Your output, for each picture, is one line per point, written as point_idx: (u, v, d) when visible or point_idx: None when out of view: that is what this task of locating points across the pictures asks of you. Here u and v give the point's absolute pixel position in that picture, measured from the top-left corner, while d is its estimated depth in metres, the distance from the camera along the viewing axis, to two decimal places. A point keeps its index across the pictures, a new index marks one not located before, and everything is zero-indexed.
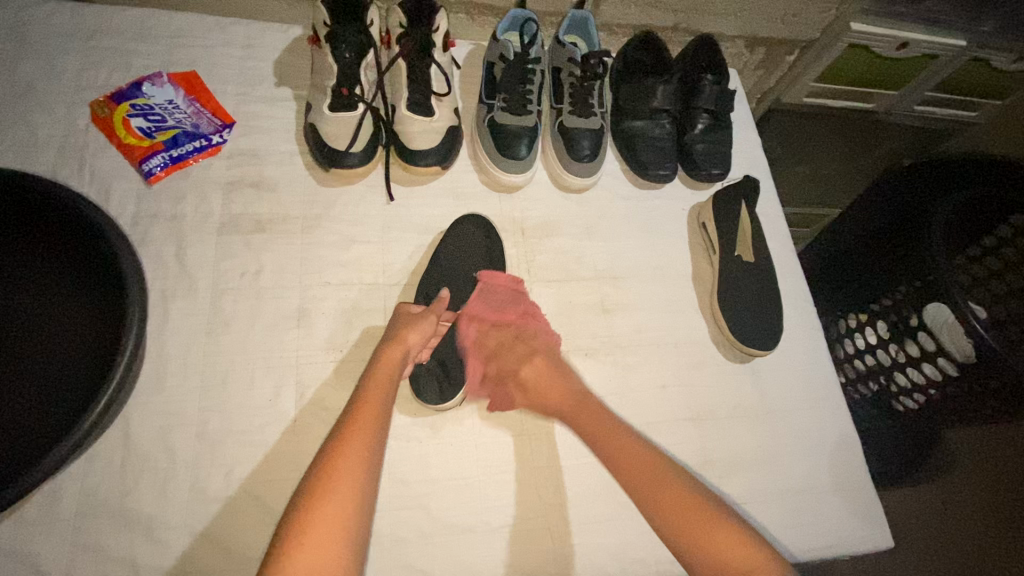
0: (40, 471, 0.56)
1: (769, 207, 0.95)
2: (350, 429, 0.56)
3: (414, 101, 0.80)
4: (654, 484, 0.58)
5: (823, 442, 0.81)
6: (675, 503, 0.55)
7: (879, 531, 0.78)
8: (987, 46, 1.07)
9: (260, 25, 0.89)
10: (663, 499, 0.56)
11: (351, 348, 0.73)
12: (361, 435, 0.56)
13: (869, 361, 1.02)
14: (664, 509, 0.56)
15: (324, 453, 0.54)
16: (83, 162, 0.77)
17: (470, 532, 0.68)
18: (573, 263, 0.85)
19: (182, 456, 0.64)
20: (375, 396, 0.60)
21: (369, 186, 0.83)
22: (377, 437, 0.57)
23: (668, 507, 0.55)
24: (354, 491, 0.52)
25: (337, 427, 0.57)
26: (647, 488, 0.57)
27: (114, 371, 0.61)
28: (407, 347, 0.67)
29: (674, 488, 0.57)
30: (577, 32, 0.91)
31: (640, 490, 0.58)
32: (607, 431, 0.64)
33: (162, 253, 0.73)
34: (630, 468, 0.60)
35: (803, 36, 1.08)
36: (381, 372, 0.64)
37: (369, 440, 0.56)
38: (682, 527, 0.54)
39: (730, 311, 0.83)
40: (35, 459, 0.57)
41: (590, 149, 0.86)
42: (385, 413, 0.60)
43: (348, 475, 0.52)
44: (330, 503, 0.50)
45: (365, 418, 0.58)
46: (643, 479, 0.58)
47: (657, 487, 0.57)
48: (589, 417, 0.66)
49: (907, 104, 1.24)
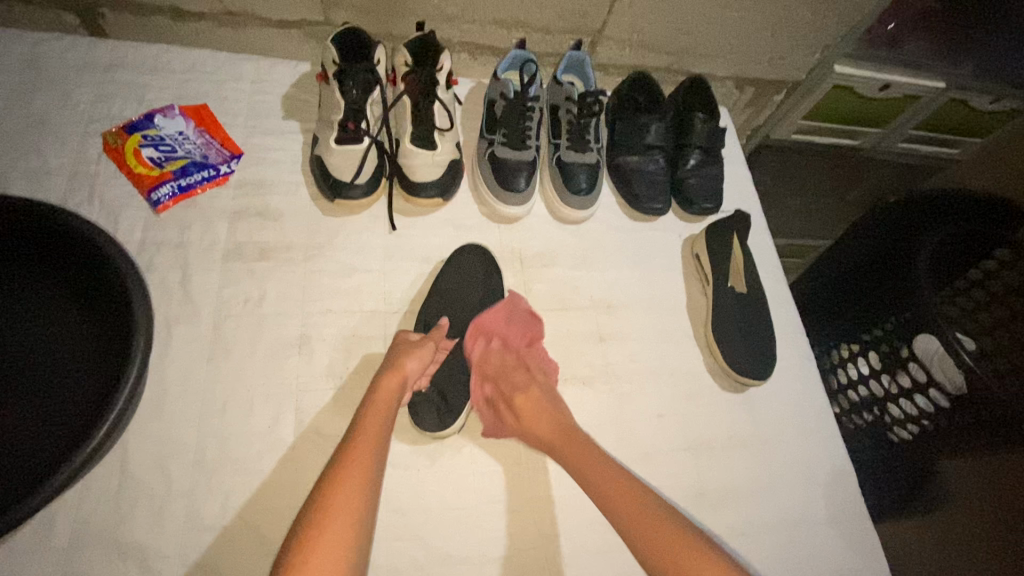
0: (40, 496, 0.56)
1: (761, 239, 0.97)
2: (352, 447, 0.58)
3: (418, 136, 0.83)
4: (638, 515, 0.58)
5: (818, 472, 0.82)
6: (654, 534, 0.56)
7: (876, 562, 0.78)
8: (967, 89, 1.12)
9: (270, 62, 0.93)
10: (634, 520, 0.57)
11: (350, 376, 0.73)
12: (364, 455, 0.58)
13: (864, 391, 1.04)
14: (648, 544, 0.55)
15: (322, 481, 0.55)
16: (93, 190, 0.79)
17: (467, 563, 0.67)
18: (570, 292, 0.87)
19: (179, 483, 0.64)
20: (375, 417, 0.62)
21: (373, 216, 0.85)
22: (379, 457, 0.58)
23: (650, 534, 0.56)
24: (357, 506, 0.53)
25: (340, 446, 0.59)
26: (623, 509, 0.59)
27: (118, 395, 0.61)
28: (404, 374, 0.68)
29: (646, 509, 0.58)
30: (574, 73, 0.95)
31: (626, 522, 0.58)
32: (587, 457, 0.64)
33: (166, 280, 0.75)
34: (607, 495, 0.60)
35: (789, 77, 1.14)
36: (382, 392, 0.65)
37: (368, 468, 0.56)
38: (669, 558, 0.54)
39: (724, 341, 0.85)
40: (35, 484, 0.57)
41: (588, 183, 0.90)
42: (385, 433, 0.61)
43: (351, 492, 0.54)
44: (334, 519, 0.51)
45: (366, 439, 0.59)
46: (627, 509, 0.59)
47: (628, 504, 0.59)
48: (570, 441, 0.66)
49: (891, 142, 1.30)
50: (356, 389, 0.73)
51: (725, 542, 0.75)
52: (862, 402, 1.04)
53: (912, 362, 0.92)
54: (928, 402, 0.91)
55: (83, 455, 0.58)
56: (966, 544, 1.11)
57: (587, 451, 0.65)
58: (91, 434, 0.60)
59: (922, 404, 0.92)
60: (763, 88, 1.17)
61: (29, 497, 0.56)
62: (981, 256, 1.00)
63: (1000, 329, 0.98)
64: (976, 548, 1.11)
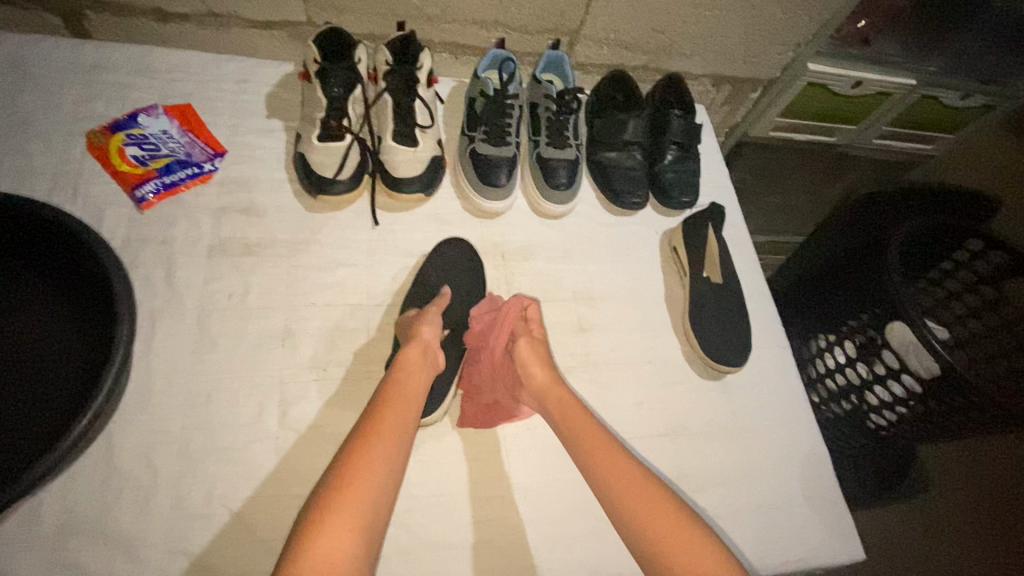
0: (26, 482, 0.56)
1: (737, 232, 1.00)
2: (373, 429, 0.58)
3: (399, 133, 0.85)
4: (616, 470, 0.61)
5: (794, 456, 0.84)
6: (630, 487, 0.59)
7: (851, 542, 0.80)
8: (935, 85, 1.15)
9: (253, 63, 0.95)
10: (620, 484, 0.59)
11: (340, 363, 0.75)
12: (383, 437, 0.58)
13: (840, 380, 1.06)
14: (621, 497, 0.58)
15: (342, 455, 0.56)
16: (77, 188, 0.79)
17: (451, 549, 0.69)
18: (551, 285, 0.89)
19: (164, 474, 0.65)
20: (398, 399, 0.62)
21: (356, 212, 0.87)
22: (400, 440, 0.59)
23: (637, 505, 0.57)
24: (377, 477, 0.55)
25: (361, 425, 0.59)
26: (610, 476, 0.60)
27: (103, 382, 0.62)
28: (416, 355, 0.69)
29: (632, 478, 0.59)
30: (553, 71, 0.98)
31: (603, 475, 0.61)
32: (581, 424, 0.66)
33: (151, 275, 0.75)
34: (592, 447, 0.63)
35: (764, 74, 1.17)
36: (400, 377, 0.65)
37: (391, 446, 0.58)
38: (641, 518, 0.56)
39: (701, 329, 0.87)
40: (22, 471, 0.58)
41: (567, 178, 0.91)
42: (408, 416, 0.61)
43: (368, 476, 0.54)
44: (346, 504, 0.52)
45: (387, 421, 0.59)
46: (613, 476, 0.60)
47: (613, 468, 0.61)
48: (563, 410, 0.68)
49: (866, 138, 1.33)
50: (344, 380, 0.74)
51: None
52: (837, 391, 1.05)
53: (886, 349, 0.94)
54: (902, 387, 0.93)
55: (61, 450, 0.58)
56: (946, 530, 1.13)
57: (580, 418, 0.66)
58: (70, 428, 0.60)
59: (895, 389, 0.94)
60: (740, 86, 1.20)
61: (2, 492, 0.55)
62: (951, 247, 1.03)
63: (973, 318, 1.01)
64: (951, 529, 1.13)
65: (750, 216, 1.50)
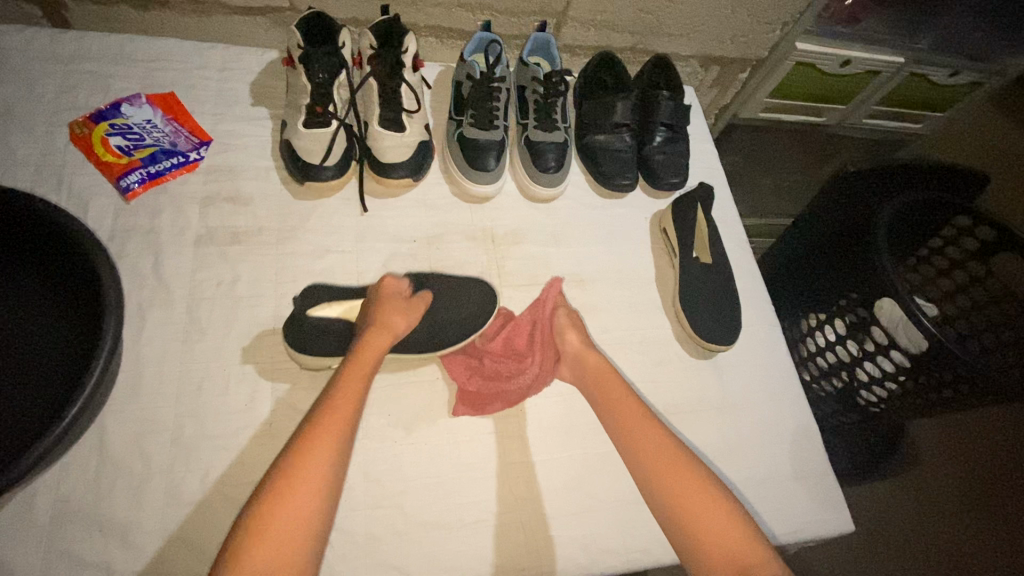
0: (17, 471, 0.55)
1: (727, 211, 1.00)
2: (311, 433, 0.57)
3: (386, 118, 0.85)
4: (652, 447, 0.65)
5: (785, 432, 0.85)
6: (668, 464, 0.63)
7: (841, 514, 0.81)
8: (925, 63, 1.17)
9: (236, 50, 0.94)
10: (646, 449, 0.65)
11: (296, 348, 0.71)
12: (324, 442, 0.57)
13: (830, 357, 1.06)
14: (658, 471, 0.63)
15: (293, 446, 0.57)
16: (61, 179, 0.79)
17: (446, 528, 0.69)
18: (541, 268, 0.89)
19: (157, 461, 0.65)
20: (347, 395, 0.61)
21: (344, 199, 0.87)
22: (342, 442, 0.57)
23: (666, 473, 0.62)
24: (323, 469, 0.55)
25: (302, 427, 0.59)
26: (635, 442, 0.66)
27: (92, 369, 0.61)
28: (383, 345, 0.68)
29: (653, 444, 0.65)
30: (540, 54, 0.98)
31: (638, 450, 0.65)
32: (611, 395, 0.71)
33: (138, 265, 0.75)
34: (627, 424, 0.68)
35: (753, 54, 1.16)
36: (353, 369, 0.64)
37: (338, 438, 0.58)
38: (674, 491, 0.61)
39: (692, 309, 0.87)
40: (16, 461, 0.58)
41: (556, 161, 0.91)
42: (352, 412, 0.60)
43: (308, 482, 0.54)
44: (295, 497, 0.53)
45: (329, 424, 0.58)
46: (640, 442, 0.66)
47: (640, 436, 0.66)
48: (596, 382, 0.74)
49: (855, 117, 1.34)
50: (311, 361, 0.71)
51: None
52: (828, 368, 1.07)
53: (875, 326, 0.96)
54: (891, 362, 0.94)
55: (47, 443, 0.57)
56: (935, 502, 1.15)
57: (620, 394, 0.71)
58: (57, 421, 0.58)
59: (886, 364, 0.95)
60: (728, 67, 1.20)
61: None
62: (941, 223, 1.04)
63: (962, 293, 1.02)
64: (940, 501, 1.15)
65: (742, 198, 1.50)
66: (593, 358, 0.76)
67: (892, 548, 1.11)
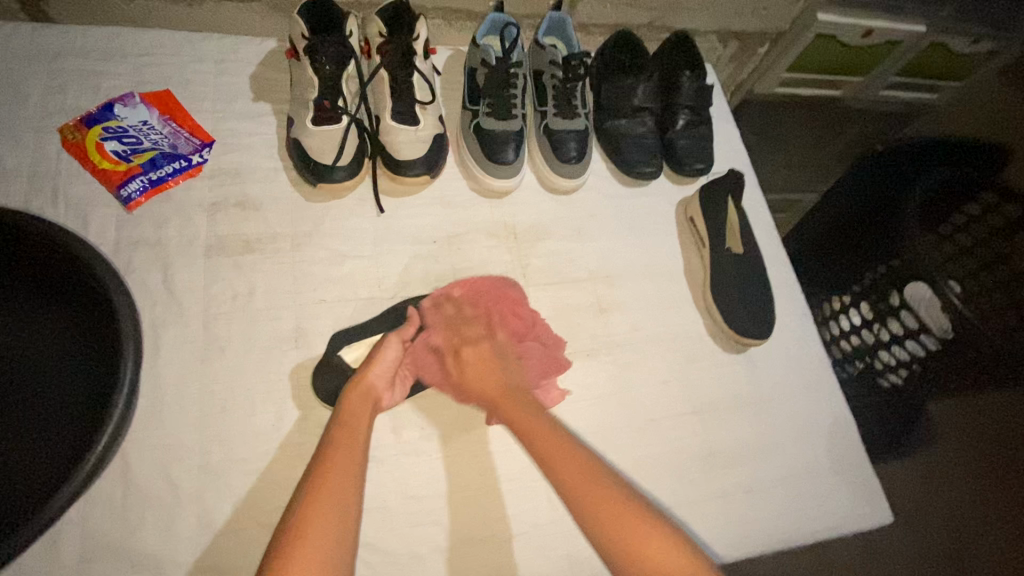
0: (47, 514, 0.57)
1: (754, 197, 0.96)
2: (319, 483, 0.54)
3: (399, 112, 0.80)
4: (590, 487, 0.56)
5: (822, 426, 0.83)
6: (606, 505, 0.54)
7: (877, 506, 0.80)
8: (946, 32, 1.13)
9: (232, 40, 0.87)
10: (594, 506, 0.55)
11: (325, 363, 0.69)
12: (335, 476, 0.55)
13: (854, 340, 1.03)
14: (594, 514, 0.54)
15: (296, 501, 0.53)
16: (56, 190, 0.73)
17: (487, 543, 0.68)
18: (566, 266, 0.86)
19: (185, 490, 0.62)
20: (354, 432, 0.61)
21: (358, 200, 0.82)
22: (350, 490, 0.55)
23: (599, 510, 0.54)
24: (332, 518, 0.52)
25: (304, 482, 0.55)
26: (579, 492, 0.56)
27: (115, 408, 0.61)
28: (370, 382, 0.66)
29: (611, 500, 0.55)
30: (555, 35, 0.92)
31: (567, 484, 0.57)
32: (547, 438, 0.61)
33: (148, 280, 0.71)
34: (552, 459, 0.59)
35: (773, 27, 1.11)
36: (351, 411, 0.63)
37: (345, 487, 0.55)
38: (616, 535, 0.52)
39: (724, 303, 0.84)
40: (39, 501, 0.58)
41: (577, 151, 0.87)
42: (354, 460, 0.58)
43: (319, 531, 0.50)
44: (305, 549, 0.49)
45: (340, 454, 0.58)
46: (582, 489, 0.56)
47: (587, 492, 0.55)
48: (534, 427, 0.62)
49: (873, 89, 1.29)
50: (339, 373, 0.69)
51: (732, 499, 0.77)
52: (851, 352, 1.04)
53: (905, 310, 0.96)
54: (920, 344, 0.94)
55: (82, 474, 0.58)
56: (954, 481, 1.16)
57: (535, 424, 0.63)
58: (88, 451, 0.60)
59: (914, 348, 0.95)
60: (746, 41, 1.14)
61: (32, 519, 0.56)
62: (961, 201, 1.01)
63: (984, 273, 0.98)
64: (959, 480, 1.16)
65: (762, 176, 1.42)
66: (484, 374, 0.69)
67: (916, 529, 1.12)
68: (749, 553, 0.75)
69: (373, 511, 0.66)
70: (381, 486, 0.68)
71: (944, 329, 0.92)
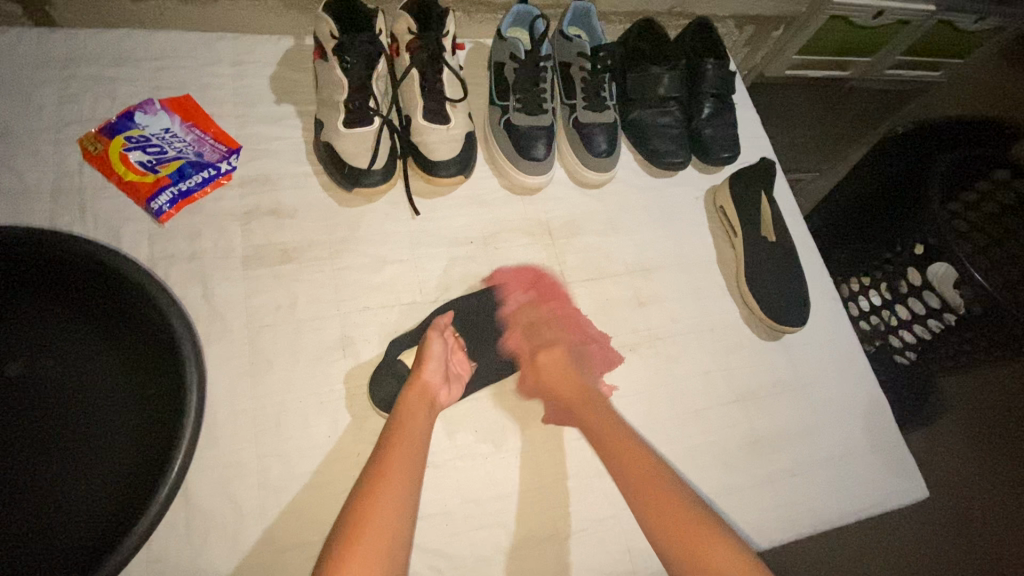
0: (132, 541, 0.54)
1: (779, 186, 0.97)
2: (380, 479, 0.54)
3: (430, 111, 0.78)
4: (664, 506, 0.56)
5: (857, 407, 0.85)
6: (684, 528, 0.54)
7: (915, 483, 0.82)
8: (954, 10, 1.12)
9: (249, 40, 0.84)
10: (659, 513, 0.56)
11: (381, 367, 0.70)
12: (395, 474, 0.54)
13: (873, 321, 1.03)
14: (678, 538, 0.54)
15: (354, 498, 0.52)
16: (83, 205, 0.71)
17: (548, 541, 0.68)
18: (604, 260, 0.86)
19: (247, 507, 0.62)
20: (407, 433, 0.59)
21: (392, 203, 0.80)
22: (411, 489, 0.54)
23: (681, 530, 0.54)
24: (391, 518, 0.51)
25: (366, 474, 0.55)
26: (652, 510, 0.56)
27: (185, 426, 0.59)
28: (425, 382, 0.65)
29: (688, 520, 0.54)
30: (579, 25, 0.90)
31: (639, 496, 0.58)
32: (614, 438, 0.64)
33: (187, 295, 0.69)
34: (636, 477, 0.60)
35: (788, 11, 1.10)
36: (408, 412, 0.62)
37: (405, 487, 0.54)
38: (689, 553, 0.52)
39: (760, 292, 0.85)
40: (117, 530, 0.55)
41: (607, 144, 0.85)
42: (414, 462, 0.57)
43: (379, 530, 0.50)
44: (364, 547, 0.48)
45: (401, 449, 0.57)
46: (653, 504, 0.57)
47: (676, 524, 0.54)
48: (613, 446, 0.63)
49: (879, 69, 1.28)
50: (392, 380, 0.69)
51: (778, 484, 0.78)
52: (870, 331, 1.04)
53: (926, 290, 0.91)
54: (940, 323, 0.91)
55: (159, 503, 0.56)
56: None
57: (630, 450, 0.62)
58: (158, 483, 0.57)
59: (934, 326, 0.92)
60: (761, 25, 1.13)
61: (108, 558, 0.53)
62: (974, 177, 0.93)
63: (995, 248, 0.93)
64: None
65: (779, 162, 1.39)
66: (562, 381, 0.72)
67: (982, 489, 1.07)
68: (798, 536, 0.77)
69: (434, 516, 0.67)
70: (440, 491, 0.68)
71: (957, 306, 0.87)
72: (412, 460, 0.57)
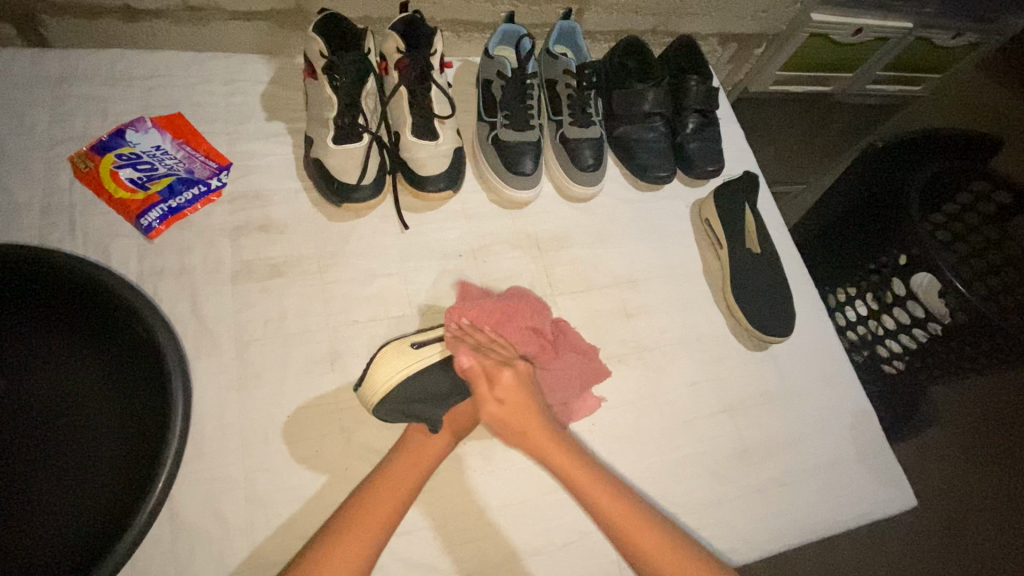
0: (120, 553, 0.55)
1: (763, 198, 0.99)
2: (354, 520, 0.58)
3: (419, 127, 0.78)
4: (625, 514, 0.62)
5: (844, 415, 0.86)
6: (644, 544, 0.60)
7: (902, 490, 0.83)
8: (930, 27, 1.14)
9: (240, 59, 0.86)
10: (635, 542, 0.60)
11: (392, 353, 0.67)
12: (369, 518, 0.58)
13: (860, 330, 1.04)
14: (632, 545, 0.60)
15: (321, 537, 0.57)
16: (74, 221, 0.71)
17: (537, 554, 0.68)
18: (591, 273, 0.86)
19: (234, 523, 0.62)
20: (397, 474, 0.63)
21: (381, 217, 0.81)
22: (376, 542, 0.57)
23: (633, 534, 0.61)
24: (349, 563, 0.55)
25: (345, 508, 0.60)
26: (613, 521, 0.61)
27: (169, 441, 0.60)
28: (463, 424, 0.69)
29: (649, 530, 0.61)
30: (565, 44, 0.92)
31: (599, 506, 0.62)
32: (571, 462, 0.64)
33: (177, 310, 0.69)
34: (576, 478, 0.64)
35: (769, 29, 1.12)
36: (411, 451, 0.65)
37: (372, 532, 0.57)
38: (649, 555, 0.59)
39: (746, 303, 0.86)
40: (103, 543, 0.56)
41: (594, 158, 0.87)
42: (393, 504, 0.60)
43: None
44: None
45: (382, 492, 0.61)
46: (629, 527, 0.61)
47: (637, 534, 0.60)
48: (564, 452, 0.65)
49: (860, 85, 1.31)
50: (392, 376, 0.65)
51: (767, 494, 0.79)
52: (858, 340, 1.04)
53: (909, 299, 0.91)
54: (925, 332, 0.91)
55: (145, 516, 0.57)
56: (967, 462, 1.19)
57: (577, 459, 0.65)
58: (144, 499, 0.57)
59: (919, 335, 0.93)
60: (744, 42, 1.15)
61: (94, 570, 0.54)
62: (954, 189, 0.95)
63: (975, 258, 0.94)
64: None
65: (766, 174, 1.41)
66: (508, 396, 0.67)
67: (978, 496, 1.07)
68: (788, 545, 0.77)
69: (424, 530, 0.66)
70: (429, 504, 0.68)
71: (942, 315, 0.87)
72: (393, 503, 0.60)
